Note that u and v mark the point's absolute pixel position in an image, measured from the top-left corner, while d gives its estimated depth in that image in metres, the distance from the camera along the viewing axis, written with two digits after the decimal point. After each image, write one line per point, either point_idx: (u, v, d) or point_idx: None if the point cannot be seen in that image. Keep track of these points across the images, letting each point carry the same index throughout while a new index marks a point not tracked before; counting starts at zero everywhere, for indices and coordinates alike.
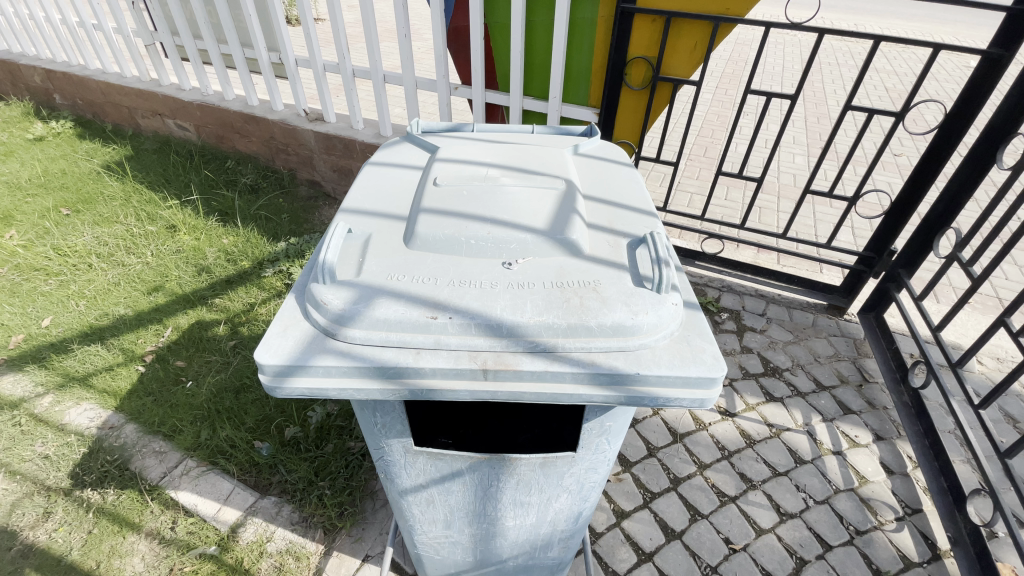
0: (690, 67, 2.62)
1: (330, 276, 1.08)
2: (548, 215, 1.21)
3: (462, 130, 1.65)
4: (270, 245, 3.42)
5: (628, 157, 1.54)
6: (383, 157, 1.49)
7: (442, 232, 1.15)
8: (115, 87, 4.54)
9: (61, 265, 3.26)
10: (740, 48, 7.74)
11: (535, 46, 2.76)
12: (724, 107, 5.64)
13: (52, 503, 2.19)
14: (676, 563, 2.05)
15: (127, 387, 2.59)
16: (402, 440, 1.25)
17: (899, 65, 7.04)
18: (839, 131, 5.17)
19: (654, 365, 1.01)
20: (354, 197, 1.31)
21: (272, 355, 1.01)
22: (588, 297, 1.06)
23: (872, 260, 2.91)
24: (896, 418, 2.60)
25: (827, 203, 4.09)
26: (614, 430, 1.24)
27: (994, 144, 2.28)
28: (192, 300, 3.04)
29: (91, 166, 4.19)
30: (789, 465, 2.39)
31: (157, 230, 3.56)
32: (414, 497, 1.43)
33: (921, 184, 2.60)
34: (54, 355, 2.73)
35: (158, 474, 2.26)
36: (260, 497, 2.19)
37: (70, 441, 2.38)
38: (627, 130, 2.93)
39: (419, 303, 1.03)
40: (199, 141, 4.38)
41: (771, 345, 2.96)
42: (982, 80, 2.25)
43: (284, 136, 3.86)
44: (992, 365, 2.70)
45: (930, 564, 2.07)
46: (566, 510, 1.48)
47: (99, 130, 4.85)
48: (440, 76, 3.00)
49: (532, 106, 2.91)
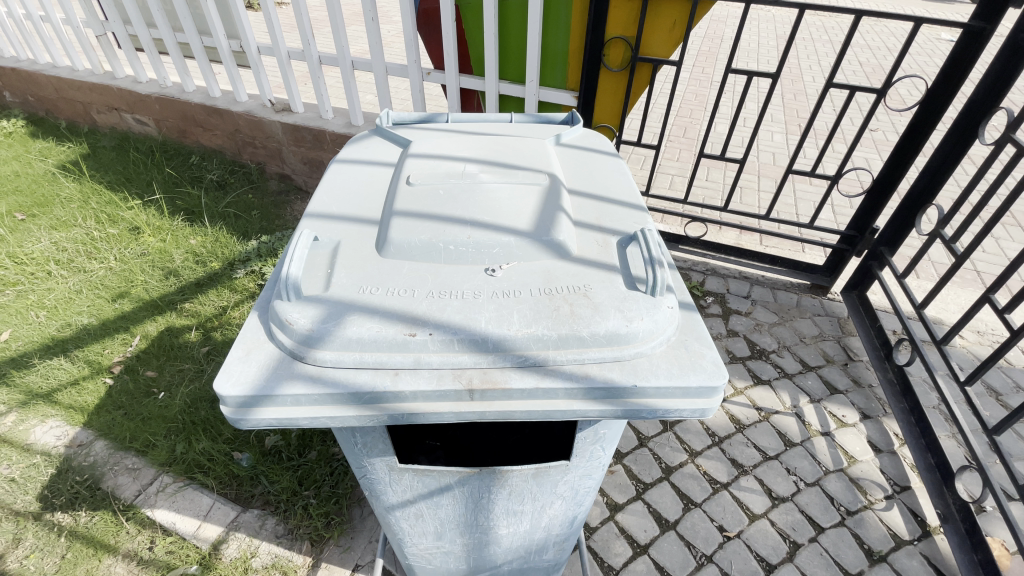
0: (669, 46, 2.55)
1: (295, 292, 0.99)
2: (531, 214, 1.13)
3: (435, 121, 1.55)
4: (240, 244, 3.27)
5: (612, 146, 1.46)
6: (350, 153, 1.39)
7: (418, 238, 1.06)
8: (67, 82, 4.28)
9: (18, 273, 3.06)
10: (716, 25, 7.70)
11: (509, 29, 2.65)
12: (702, 86, 5.59)
13: (22, 529, 2.06)
14: (671, 554, 2.03)
15: (95, 402, 2.45)
16: (385, 458, 1.18)
17: (872, 39, 7.09)
18: (817, 108, 5.16)
19: (652, 375, 0.95)
20: (320, 200, 1.22)
21: (234, 384, 0.92)
22: (579, 304, 0.99)
23: (854, 238, 2.89)
24: (882, 395, 2.62)
25: (808, 181, 4.09)
26: (609, 437, 1.18)
27: (977, 118, 2.24)
28: (160, 306, 2.90)
29: (46, 166, 3.95)
30: (779, 448, 2.38)
31: (119, 233, 3.37)
32: (401, 511, 1.36)
33: (902, 160, 2.56)
34: (16, 371, 2.57)
35: (133, 493, 2.15)
36: (241, 511, 2.09)
37: (37, 461, 2.25)
38: (607, 114, 2.86)
39: (396, 319, 0.96)
40: (160, 136, 4.16)
41: (757, 328, 2.95)
42: (962, 55, 2.21)
43: (250, 128, 3.68)
44: (974, 338, 2.73)
45: (921, 542, 2.09)
46: (560, 515, 1.43)
47: (53, 127, 4.57)
48: (411, 61, 2.86)
49: (509, 91, 2.81)
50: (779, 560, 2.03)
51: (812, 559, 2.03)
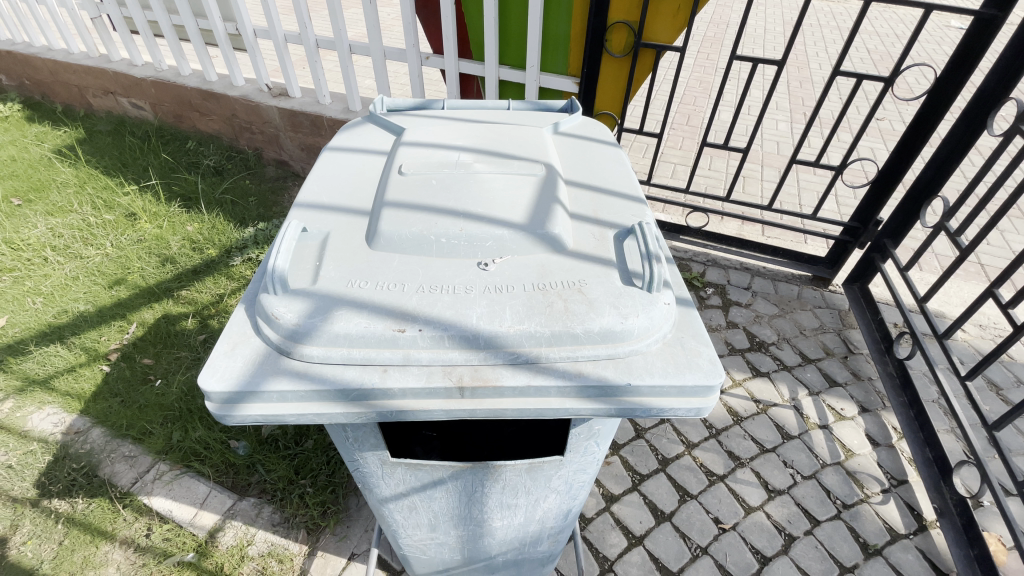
0: (673, 31, 2.50)
1: (282, 285, 0.97)
2: (526, 206, 1.11)
3: (430, 108, 1.52)
4: (237, 231, 3.25)
5: (612, 135, 1.43)
6: (343, 141, 1.36)
7: (409, 230, 1.04)
8: (62, 65, 4.22)
9: (14, 260, 3.04)
10: (722, 10, 7.58)
11: (510, 13, 2.58)
12: (706, 73, 5.53)
13: (19, 515, 2.07)
14: (666, 546, 2.03)
15: (91, 389, 2.45)
16: (377, 452, 1.17)
17: (880, 26, 6.98)
18: (823, 96, 5.10)
19: (646, 374, 0.93)
20: (311, 190, 1.19)
21: (219, 379, 0.90)
22: (573, 300, 0.97)
23: (857, 230, 2.85)
24: (881, 388, 2.60)
25: (811, 171, 4.05)
26: (603, 433, 1.17)
27: (987, 107, 2.18)
28: (157, 293, 2.88)
29: (42, 151, 3.91)
30: (776, 440, 2.37)
31: (116, 219, 3.34)
32: (395, 504, 1.36)
33: (909, 151, 2.51)
34: (12, 358, 2.55)
35: (129, 481, 2.15)
36: (237, 499, 2.09)
37: (34, 448, 2.24)
38: (609, 101, 2.80)
39: (385, 314, 0.94)
40: (156, 121, 4.11)
41: (757, 320, 2.92)
42: (973, 43, 2.14)
43: (247, 113, 3.64)
44: (976, 332, 2.72)
45: (917, 536, 2.09)
46: (554, 509, 1.42)
47: (49, 111, 4.52)
48: (409, 46, 2.80)
49: (509, 76, 2.76)
50: (773, 552, 2.03)
51: (807, 552, 2.03)
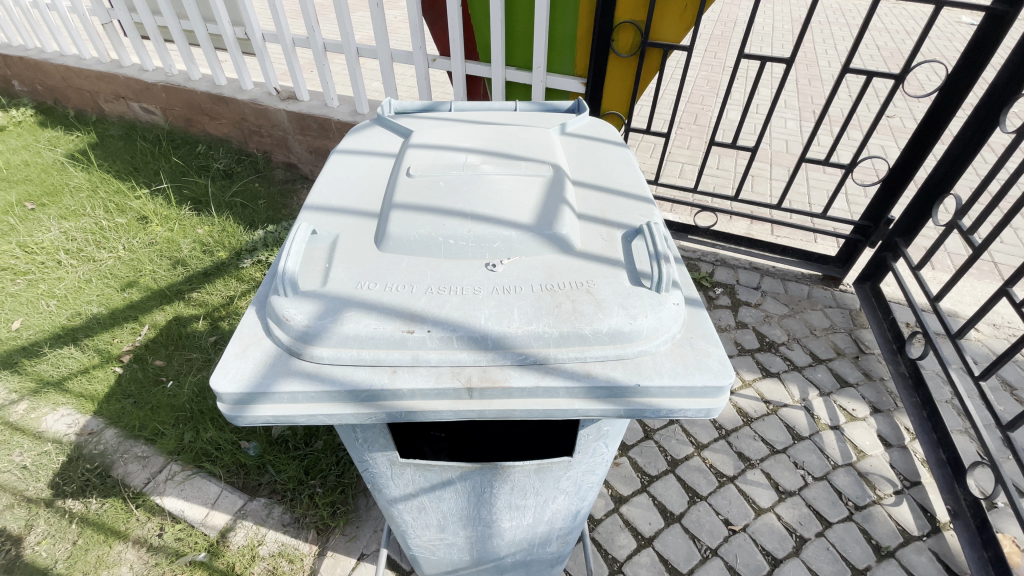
0: (680, 31, 2.49)
1: (292, 287, 0.97)
2: (533, 207, 1.11)
3: (438, 110, 1.52)
4: (247, 233, 3.28)
5: (619, 135, 1.43)
6: (351, 144, 1.37)
7: (417, 232, 1.04)
8: (74, 71, 4.28)
9: (29, 263, 3.08)
10: (729, 9, 7.54)
11: (516, 15, 2.59)
12: (714, 71, 5.50)
13: (34, 515, 2.09)
14: (676, 547, 2.02)
15: (104, 391, 2.48)
16: (386, 453, 1.18)
17: (890, 23, 6.91)
18: (832, 94, 5.05)
19: (655, 375, 0.93)
20: (320, 193, 1.19)
21: (231, 381, 0.91)
22: (582, 301, 0.97)
23: (868, 229, 2.82)
24: (893, 388, 2.58)
25: (821, 169, 4.01)
26: (612, 434, 1.17)
27: (1000, 103, 2.14)
28: (168, 295, 2.91)
29: (55, 156, 3.96)
30: (787, 441, 2.36)
31: (127, 222, 3.38)
32: (404, 504, 1.36)
33: (920, 148, 2.48)
34: (26, 360, 2.59)
35: (142, 481, 2.17)
36: (248, 500, 2.11)
37: (48, 449, 2.27)
38: (615, 101, 2.81)
39: (394, 315, 0.94)
40: (167, 125, 4.15)
41: (766, 320, 2.90)
42: (985, 39, 2.11)
43: (256, 117, 3.66)
44: (989, 331, 2.69)
45: (930, 538, 2.06)
46: (563, 510, 1.42)
47: (62, 116, 4.58)
48: (416, 48, 2.80)
49: (515, 77, 2.76)
50: (785, 554, 2.01)
51: (818, 554, 2.01)
